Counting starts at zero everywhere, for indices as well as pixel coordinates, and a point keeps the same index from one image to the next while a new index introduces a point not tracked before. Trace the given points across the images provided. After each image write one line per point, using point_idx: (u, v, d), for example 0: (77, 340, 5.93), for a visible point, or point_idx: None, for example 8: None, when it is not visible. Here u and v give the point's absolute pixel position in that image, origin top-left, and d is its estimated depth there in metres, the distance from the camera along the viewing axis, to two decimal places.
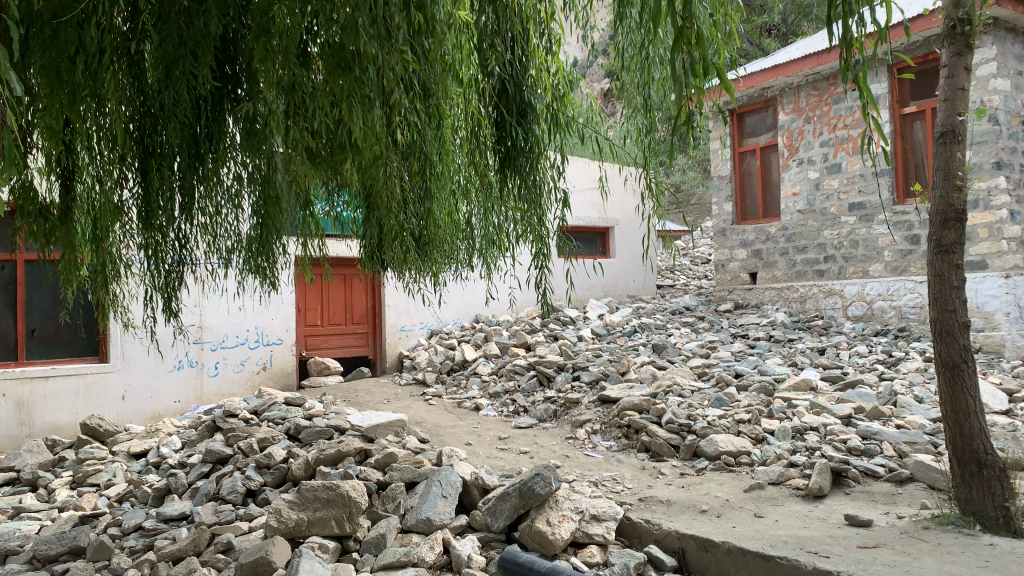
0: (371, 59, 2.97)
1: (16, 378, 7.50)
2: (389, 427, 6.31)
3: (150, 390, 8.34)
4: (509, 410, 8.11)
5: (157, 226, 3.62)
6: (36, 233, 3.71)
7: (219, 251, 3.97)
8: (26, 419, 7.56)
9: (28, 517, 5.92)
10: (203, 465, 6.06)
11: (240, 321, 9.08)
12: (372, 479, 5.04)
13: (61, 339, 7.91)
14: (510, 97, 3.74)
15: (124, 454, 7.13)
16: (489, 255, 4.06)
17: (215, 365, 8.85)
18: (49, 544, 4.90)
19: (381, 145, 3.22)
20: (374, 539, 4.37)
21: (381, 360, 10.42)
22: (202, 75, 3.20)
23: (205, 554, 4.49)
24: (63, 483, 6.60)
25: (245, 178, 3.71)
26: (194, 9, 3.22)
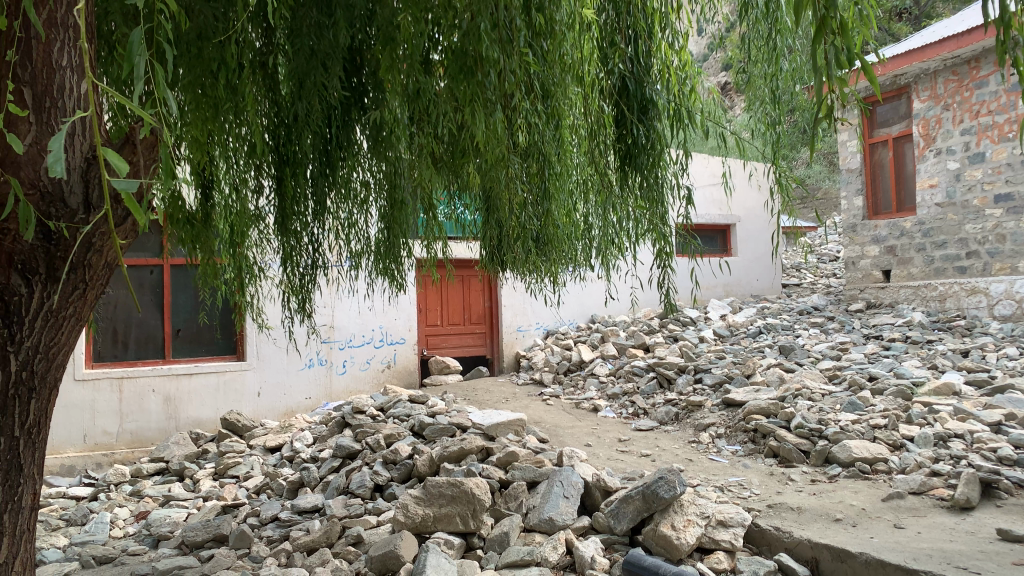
0: (493, 63, 3.02)
1: (164, 375, 8.11)
2: (510, 426, 6.37)
3: (284, 387, 8.73)
4: (629, 412, 8.03)
5: (292, 231, 3.81)
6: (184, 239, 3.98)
7: (348, 254, 4.13)
8: (173, 413, 8.15)
9: (177, 505, 6.36)
10: (334, 460, 6.32)
11: (366, 321, 9.38)
12: (494, 477, 5.11)
13: (202, 339, 8.44)
14: (631, 93, 3.64)
15: (261, 448, 7.51)
16: (608, 255, 4.03)
17: (343, 363, 9.18)
18: (197, 532, 5.23)
19: (502, 147, 3.24)
20: (498, 536, 4.42)
21: (499, 360, 10.55)
22: (332, 84, 3.38)
23: (337, 546, 4.66)
24: (206, 474, 7.04)
25: (373, 184, 3.84)
26: (324, 21, 3.36)
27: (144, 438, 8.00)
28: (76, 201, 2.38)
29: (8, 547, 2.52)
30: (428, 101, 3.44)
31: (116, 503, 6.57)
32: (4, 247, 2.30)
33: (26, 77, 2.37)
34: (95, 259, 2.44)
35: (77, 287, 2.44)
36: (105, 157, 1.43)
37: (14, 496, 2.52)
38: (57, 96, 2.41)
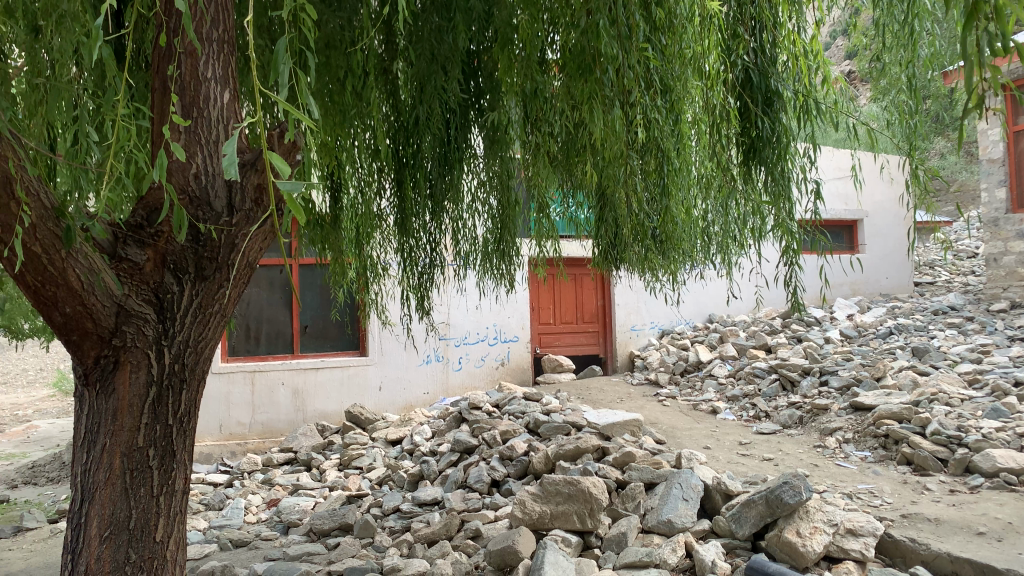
0: (611, 59, 3.02)
1: (293, 369, 8.51)
2: (626, 426, 6.31)
3: (403, 381, 8.97)
4: (750, 415, 7.80)
5: (411, 231, 3.88)
6: (314, 240, 4.12)
7: (460, 254, 4.16)
8: (301, 406, 8.54)
9: (305, 494, 6.66)
10: (452, 454, 6.45)
11: (481, 318, 9.48)
12: (611, 477, 5.08)
13: (328, 335, 8.80)
14: (755, 86, 3.53)
15: (382, 441, 7.74)
16: (729, 253, 3.92)
17: (459, 360, 9.32)
18: (324, 520, 5.45)
19: (621, 145, 3.22)
20: (616, 536, 4.40)
21: (612, 359, 10.46)
22: (451, 88, 3.47)
23: (456, 539, 4.76)
24: (332, 465, 7.33)
25: (488, 183, 3.89)
26: (444, 25, 3.45)
27: (275, 430, 8.42)
28: (220, 205, 2.54)
29: (164, 530, 2.61)
30: (544, 100, 3.47)
31: (250, 490, 6.95)
32: (158, 248, 2.50)
33: (177, 89, 2.56)
34: (237, 259, 2.59)
35: (221, 286, 2.58)
36: (271, 162, 1.67)
37: (168, 482, 2.60)
38: (204, 106, 2.56)
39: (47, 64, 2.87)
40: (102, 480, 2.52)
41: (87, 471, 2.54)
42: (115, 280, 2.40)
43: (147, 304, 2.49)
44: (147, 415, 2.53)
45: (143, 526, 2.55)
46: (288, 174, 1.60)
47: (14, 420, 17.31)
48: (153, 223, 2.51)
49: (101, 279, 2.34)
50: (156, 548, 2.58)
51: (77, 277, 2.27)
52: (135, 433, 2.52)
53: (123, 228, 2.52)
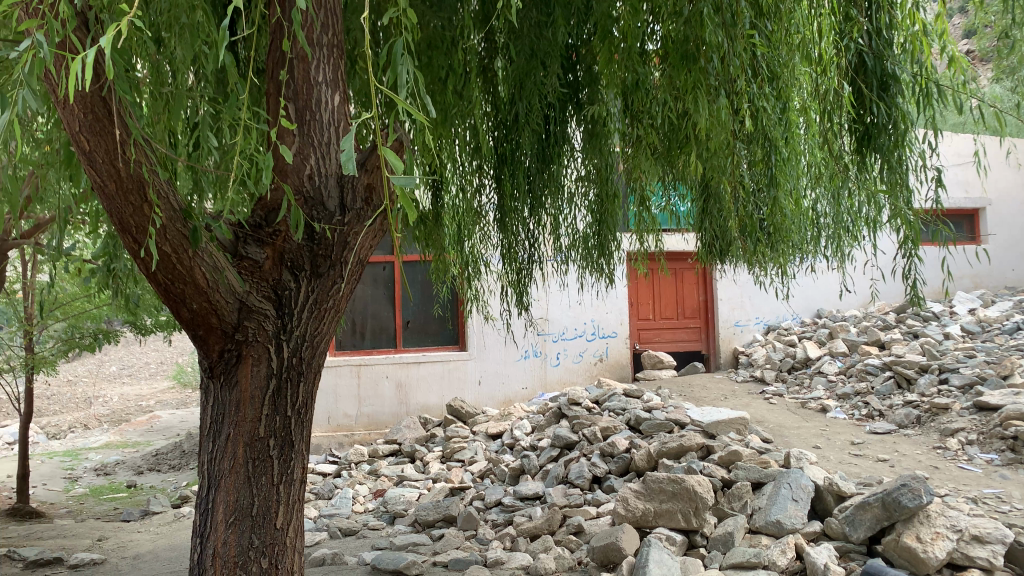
0: (716, 48, 2.97)
1: (396, 363, 8.73)
2: (731, 424, 6.17)
3: (502, 376, 9.03)
4: (863, 413, 7.48)
5: (511, 227, 3.84)
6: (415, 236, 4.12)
7: (560, 249, 4.10)
8: (404, 399, 8.74)
9: (410, 485, 6.82)
10: (553, 450, 6.46)
11: (579, 314, 9.38)
12: (716, 476, 4.98)
13: (429, 330, 8.96)
14: (869, 69, 3.36)
15: (483, 434, 7.82)
16: (842, 245, 3.78)
17: (557, 356, 9.30)
18: (428, 511, 5.56)
19: (726, 134, 3.13)
20: (722, 536, 4.30)
21: (715, 356, 10.23)
22: (551, 82, 3.48)
23: (559, 534, 4.79)
24: (434, 457, 7.48)
25: (588, 177, 3.89)
26: (544, 20, 3.47)
27: (380, 421, 8.68)
28: (333, 204, 2.63)
29: (284, 516, 2.71)
30: (645, 92, 3.43)
31: (357, 480, 7.18)
32: (276, 246, 2.60)
33: (291, 94, 2.66)
34: (349, 257, 2.67)
35: (336, 282, 2.69)
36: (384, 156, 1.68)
37: (288, 471, 2.70)
38: (315, 109, 2.65)
39: (170, 72, 3.03)
40: (228, 468, 2.64)
41: (214, 459, 2.68)
42: (237, 277, 2.52)
43: (266, 300, 2.60)
44: (268, 407, 2.64)
45: (265, 512, 2.66)
46: (402, 168, 1.63)
47: (139, 410, 18.41)
48: (270, 223, 2.62)
49: (225, 277, 2.46)
50: (278, 535, 2.69)
51: (203, 274, 2.39)
52: (257, 423, 2.63)
53: (243, 228, 2.64)
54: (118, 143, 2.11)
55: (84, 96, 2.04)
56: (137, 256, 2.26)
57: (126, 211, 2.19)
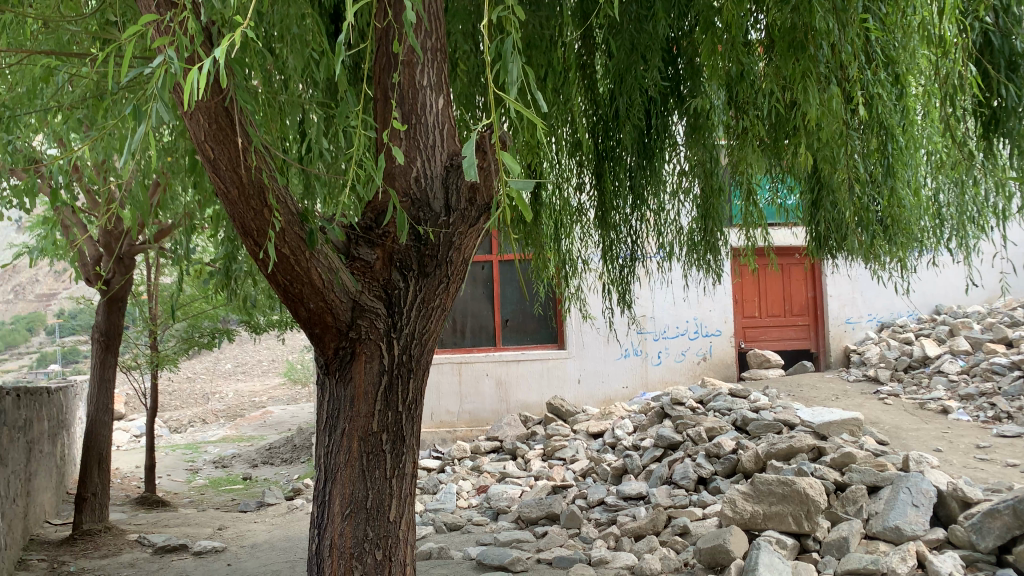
0: (826, 34, 2.88)
1: (495, 361, 8.81)
2: (844, 425, 5.95)
3: (602, 375, 8.97)
4: (988, 416, 7.06)
5: (612, 224, 3.78)
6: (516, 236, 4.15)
7: (663, 245, 4.03)
8: (504, 397, 8.82)
9: (512, 482, 6.88)
10: (656, 450, 6.37)
11: (680, 312, 9.21)
12: (829, 479, 4.77)
13: (528, 328, 9.01)
14: (996, 48, 3.17)
15: (584, 433, 7.79)
16: (967, 236, 3.58)
17: (659, 354, 9.15)
18: (531, 508, 5.58)
19: (840, 123, 3.01)
20: (836, 541, 4.19)
21: (825, 354, 9.86)
22: (652, 76, 3.44)
23: (664, 535, 4.73)
24: (536, 455, 7.52)
25: (691, 171, 3.81)
26: (643, 14, 3.44)
27: (481, 418, 8.79)
28: (439, 205, 2.69)
29: (397, 510, 2.77)
30: (750, 84, 3.34)
31: (461, 476, 7.30)
32: (386, 247, 2.69)
33: (396, 98, 2.73)
34: (455, 256, 2.72)
35: (442, 282, 2.74)
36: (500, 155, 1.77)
37: (400, 465, 2.76)
38: (421, 113, 2.72)
39: (280, 81, 3.15)
40: (344, 462, 2.73)
41: (330, 453, 2.77)
42: (350, 277, 2.60)
43: (377, 299, 2.68)
44: (380, 403, 2.71)
45: (379, 505, 2.74)
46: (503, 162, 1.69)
47: (252, 406, 19.30)
48: (380, 225, 2.71)
49: (339, 277, 2.54)
50: (391, 528, 2.75)
51: (319, 275, 2.48)
52: (371, 418, 2.71)
53: (354, 231, 2.74)
54: (240, 151, 2.20)
55: (208, 106, 2.14)
56: (257, 258, 2.36)
57: (247, 216, 2.28)
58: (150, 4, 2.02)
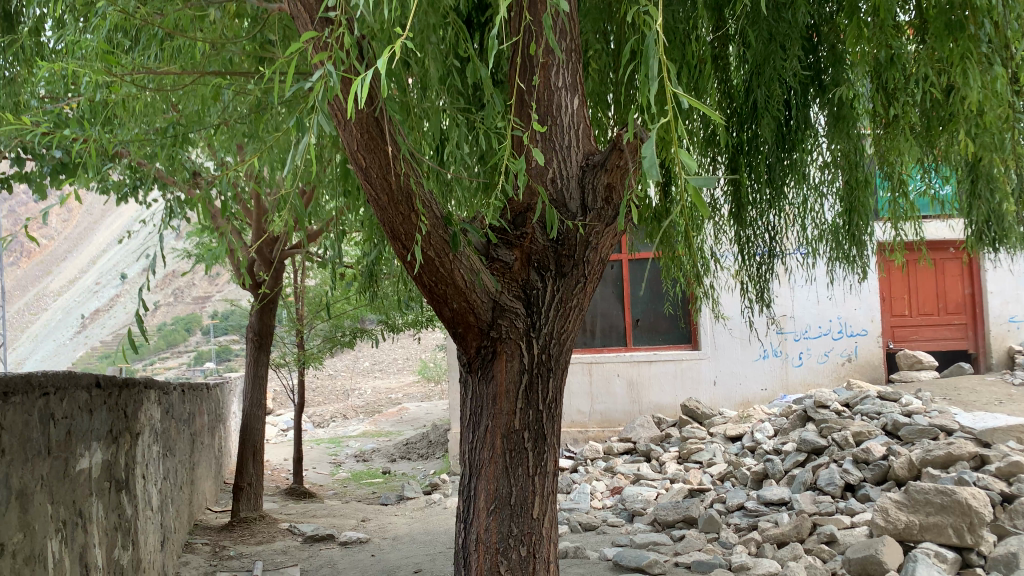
0: (986, 11, 2.70)
1: (627, 361, 8.74)
2: (1010, 432, 5.50)
3: (739, 377, 8.72)
4: None
5: (748, 220, 3.61)
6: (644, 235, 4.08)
7: (805, 241, 3.84)
8: (636, 398, 8.74)
9: (647, 485, 6.80)
10: (798, 454, 6.12)
11: (824, 311, 8.80)
12: (995, 490, 4.46)
13: (660, 328, 8.88)
14: None
15: (721, 436, 7.59)
16: None
17: (800, 355, 8.79)
18: (668, 511, 5.50)
19: (1005, 106, 2.79)
20: (1004, 557, 3.94)
21: (985, 356, 9.16)
22: (791, 66, 3.31)
23: (809, 543, 4.55)
24: (671, 457, 7.40)
25: (834, 163, 3.63)
26: (781, 2, 3.33)
27: (613, 419, 8.75)
28: (575, 206, 2.70)
29: (540, 507, 2.80)
30: (899, 68, 3.17)
31: (595, 477, 7.31)
32: (524, 248, 2.73)
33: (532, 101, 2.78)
34: (592, 256, 2.73)
35: (579, 282, 2.75)
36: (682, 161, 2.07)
37: (542, 463, 2.79)
38: (556, 114, 2.75)
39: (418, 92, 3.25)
40: (488, 458, 2.79)
41: (474, 450, 2.83)
42: (491, 278, 2.66)
43: (517, 299, 2.72)
44: (522, 402, 2.75)
45: (522, 502, 2.77)
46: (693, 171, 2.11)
47: (389, 402, 20.05)
48: (518, 226, 2.76)
49: (480, 278, 2.60)
50: (534, 525, 2.78)
51: (462, 277, 2.55)
52: (512, 416, 2.76)
53: (493, 232, 2.80)
54: (390, 158, 2.28)
55: (359, 117, 2.22)
56: (405, 260, 2.45)
57: (396, 221, 2.38)
58: (307, 24, 2.14)
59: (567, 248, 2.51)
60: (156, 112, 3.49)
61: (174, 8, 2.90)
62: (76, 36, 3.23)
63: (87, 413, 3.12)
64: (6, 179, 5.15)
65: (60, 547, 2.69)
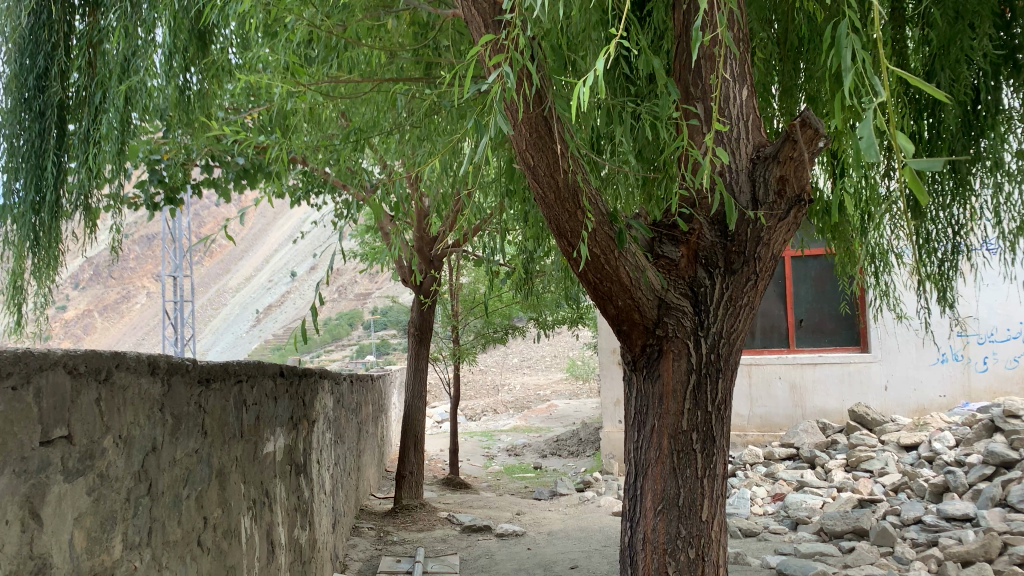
0: None
1: (789, 364, 8.38)
2: None
3: (914, 381, 8.16)
4: None
5: (927, 214, 3.35)
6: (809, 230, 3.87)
7: (997, 236, 3.51)
8: (799, 402, 8.37)
9: (812, 493, 6.49)
10: (985, 467, 5.63)
11: (1012, 313, 8.06)
12: None
13: (825, 329, 8.44)
14: None
15: (895, 445, 7.13)
16: None
17: (984, 360, 8.09)
18: (836, 521, 5.22)
19: None
20: None
21: None
22: (982, 46, 3.05)
23: (999, 564, 4.19)
24: (838, 465, 7.03)
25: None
26: None
27: (774, 424, 8.41)
28: (744, 200, 2.61)
29: (709, 510, 2.74)
30: None
31: (755, 482, 7.06)
32: (691, 244, 2.69)
33: (699, 94, 2.73)
34: (764, 252, 2.64)
35: (750, 279, 2.66)
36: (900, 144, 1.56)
37: (711, 466, 2.73)
38: (725, 105, 2.68)
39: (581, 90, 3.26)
40: (654, 459, 2.76)
41: (640, 450, 2.82)
42: (657, 276, 2.62)
43: (684, 297, 2.67)
44: (689, 402, 2.70)
45: (691, 504, 2.72)
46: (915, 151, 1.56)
47: (538, 398, 20.25)
48: (685, 221, 2.71)
49: (646, 275, 2.58)
50: (703, 527, 2.72)
51: (627, 274, 2.53)
52: (679, 417, 2.71)
53: (659, 228, 2.77)
54: (558, 156, 2.30)
55: (528, 118, 2.25)
56: (571, 257, 2.47)
57: (562, 218, 2.40)
58: (481, 28, 2.20)
59: (736, 246, 2.43)
60: (332, 119, 3.68)
61: (355, 18, 3.04)
62: (265, 49, 3.45)
63: (273, 400, 3.35)
64: (197, 185, 5.60)
65: (251, 523, 2.92)
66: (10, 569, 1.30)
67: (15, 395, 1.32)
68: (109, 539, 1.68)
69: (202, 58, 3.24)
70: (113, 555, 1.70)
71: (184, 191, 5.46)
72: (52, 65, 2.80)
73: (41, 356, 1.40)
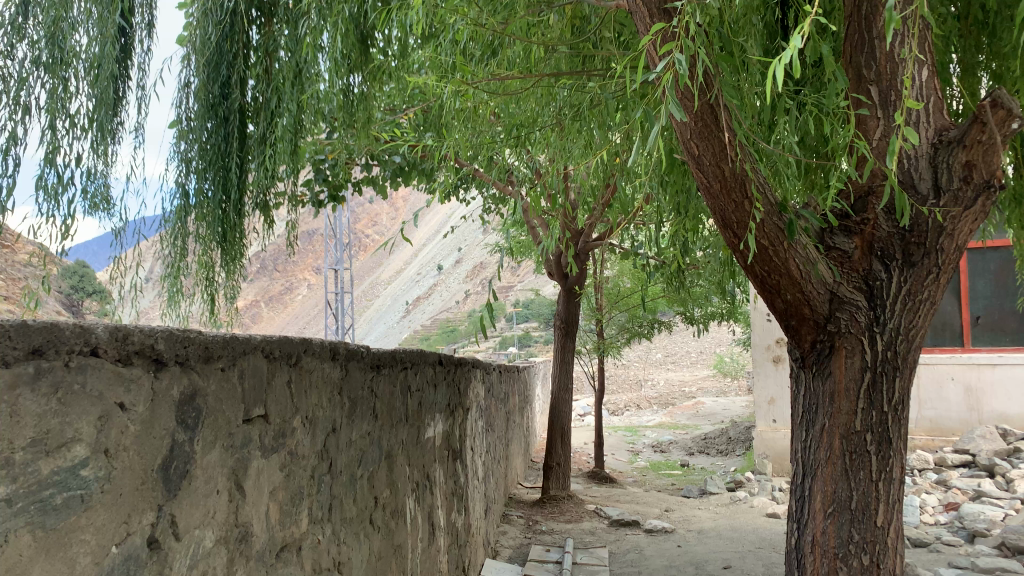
0: None
1: (964, 364, 7.80)
2: None
3: None
4: None
5: None
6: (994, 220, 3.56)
7: None
8: (975, 406, 7.77)
9: (991, 503, 6.00)
10: None
11: None
12: None
13: (1007, 327, 7.73)
14: None
15: None
16: None
17: None
18: (1020, 535, 4.81)
19: None
20: None
21: None
22: None
23: None
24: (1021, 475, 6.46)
25: None
26: None
27: (946, 428, 7.87)
28: (925, 187, 2.47)
29: (885, 516, 2.59)
30: None
31: (925, 490, 6.62)
32: (865, 235, 2.57)
33: (873, 75, 2.57)
34: (947, 243, 2.50)
35: (930, 272, 2.52)
36: None
37: (887, 469, 2.58)
38: (903, 87, 2.49)
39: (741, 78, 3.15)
40: (824, 459, 2.65)
41: (809, 450, 2.72)
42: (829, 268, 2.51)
43: (858, 291, 2.56)
44: (863, 401, 2.57)
45: (864, 508, 2.58)
46: None
47: (684, 395, 19.90)
48: (858, 211, 2.59)
49: (817, 268, 2.47)
50: (878, 533, 2.58)
51: (798, 266, 2.44)
52: (852, 416, 2.58)
53: (831, 220, 2.66)
54: (725, 145, 2.24)
55: (696, 107, 2.20)
56: (737, 249, 2.42)
57: (728, 209, 2.35)
58: (646, 18, 2.20)
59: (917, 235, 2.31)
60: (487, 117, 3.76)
61: (517, 16, 3.08)
62: (427, 50, 3.56)
63: (433, 387, 3.48)
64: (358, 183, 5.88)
65: (414, 505, 3.06)
66: (220, 534, 1.43)
67: (224, 375, 1.44)
68: (298, 512, 1.81)
69: (367, 61, 3.38)
70: (300, 527, 1.83)
71: (347, 188, 5.75)
72: (234, 72, 2.99)
73: (245, 340, 1.51)
